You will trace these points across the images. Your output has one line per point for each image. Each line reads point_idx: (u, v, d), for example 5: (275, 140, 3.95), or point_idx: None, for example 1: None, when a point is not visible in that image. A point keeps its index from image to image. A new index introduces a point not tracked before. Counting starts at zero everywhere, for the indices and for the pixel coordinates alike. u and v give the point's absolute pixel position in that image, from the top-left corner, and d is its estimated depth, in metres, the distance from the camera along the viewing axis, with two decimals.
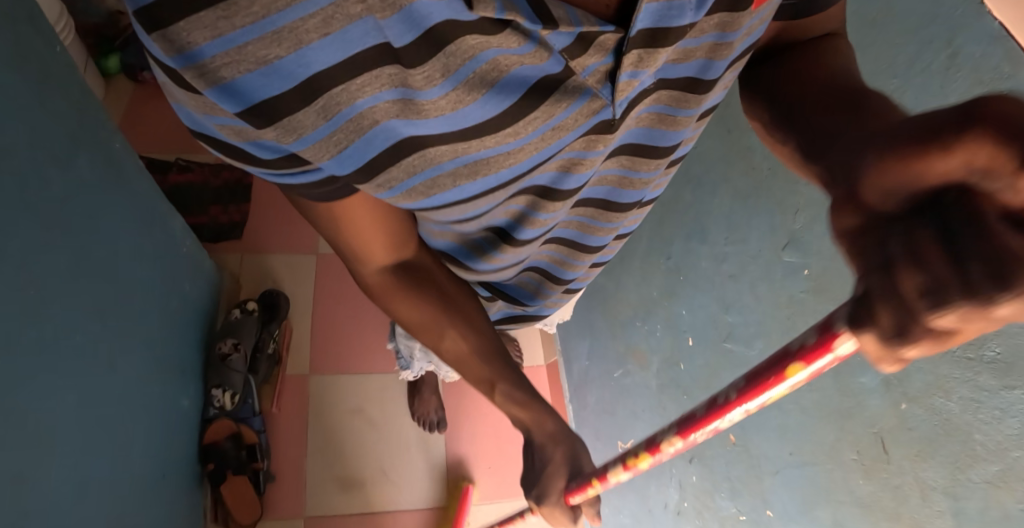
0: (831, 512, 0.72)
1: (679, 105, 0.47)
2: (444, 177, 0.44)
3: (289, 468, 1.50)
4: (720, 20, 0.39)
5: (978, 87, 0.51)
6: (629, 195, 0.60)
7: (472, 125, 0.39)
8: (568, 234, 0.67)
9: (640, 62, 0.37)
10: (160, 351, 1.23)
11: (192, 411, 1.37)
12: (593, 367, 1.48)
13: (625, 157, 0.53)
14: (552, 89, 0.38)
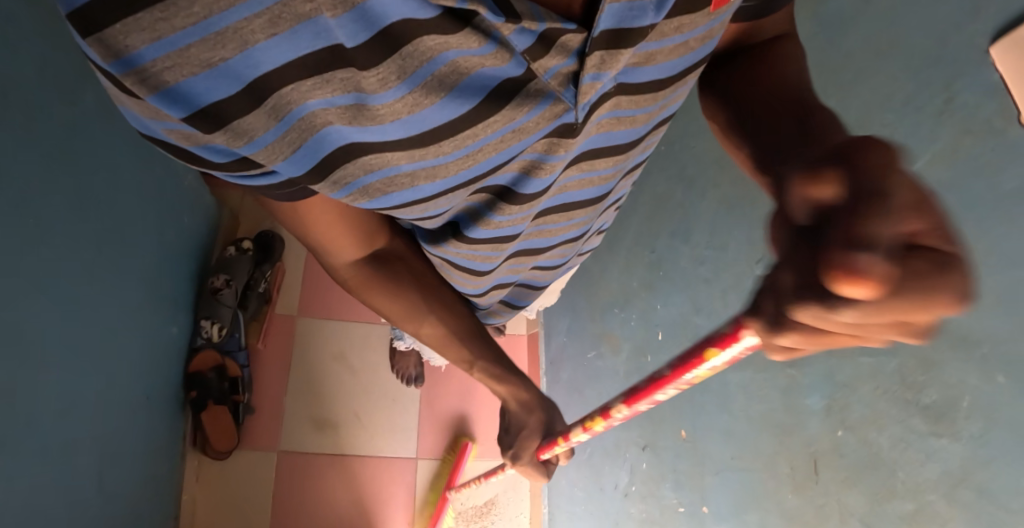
0: (760, 518, 0.76)
1: (641, 106, 0.47)
2: (400, 177, 0.44)
3: (268, 403, 1.56)
4: (678, 24, 0.39)
5: (966, 136, 0.51)
6: (593, 192, 0.60)
7: (433, 126, 0.39)
8: (529, 243, 0.68)
9: (603, 63, 0.37)
10: (154, 280, 1.27)
11: (180, 340, 1.41)
12: (570, 344, 1.51)
13: (584, 163, 0.53)
14: (514, 92, 0.38)
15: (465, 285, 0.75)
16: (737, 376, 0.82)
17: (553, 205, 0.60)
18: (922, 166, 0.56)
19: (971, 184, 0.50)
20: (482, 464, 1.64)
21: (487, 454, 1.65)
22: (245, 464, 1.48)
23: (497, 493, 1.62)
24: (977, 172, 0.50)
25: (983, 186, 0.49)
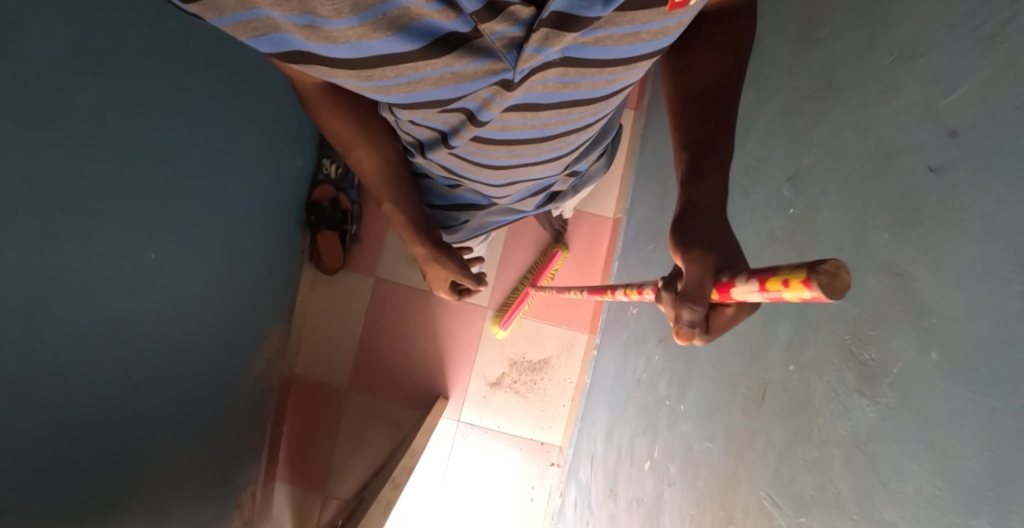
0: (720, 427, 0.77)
1: (586, 74, 0.53)
2: (356, 83, 0.51)
3: (372, 236, 1.82)
4: (631, 18, 0.45)
5: (1008, 70, 0.41)
6: (540, 135, 0.70)
7: (382, 55, 0.45)
8: (474, 155, 0.78)
9: (546, 40, 0.41)
10: (283, 119, 1.51)
11: (304, 172, 1.69)
12: (635, 233, 1.48)
13: (524, 111, 0.60)
14: (456, 44, 0.43)
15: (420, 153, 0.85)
16: None
17: (511, 141, 0.70)
18: (956, 100, 0.46)
19: (987, 133, 0.42)
20: (541, 326, 1.71)
21: (548, 319, 1.71)
22: (348, 282, 1.81)
23: (550, 355, 1.71)
24: (1002, 116, 0.40)
25: (995, 138, 0.41)
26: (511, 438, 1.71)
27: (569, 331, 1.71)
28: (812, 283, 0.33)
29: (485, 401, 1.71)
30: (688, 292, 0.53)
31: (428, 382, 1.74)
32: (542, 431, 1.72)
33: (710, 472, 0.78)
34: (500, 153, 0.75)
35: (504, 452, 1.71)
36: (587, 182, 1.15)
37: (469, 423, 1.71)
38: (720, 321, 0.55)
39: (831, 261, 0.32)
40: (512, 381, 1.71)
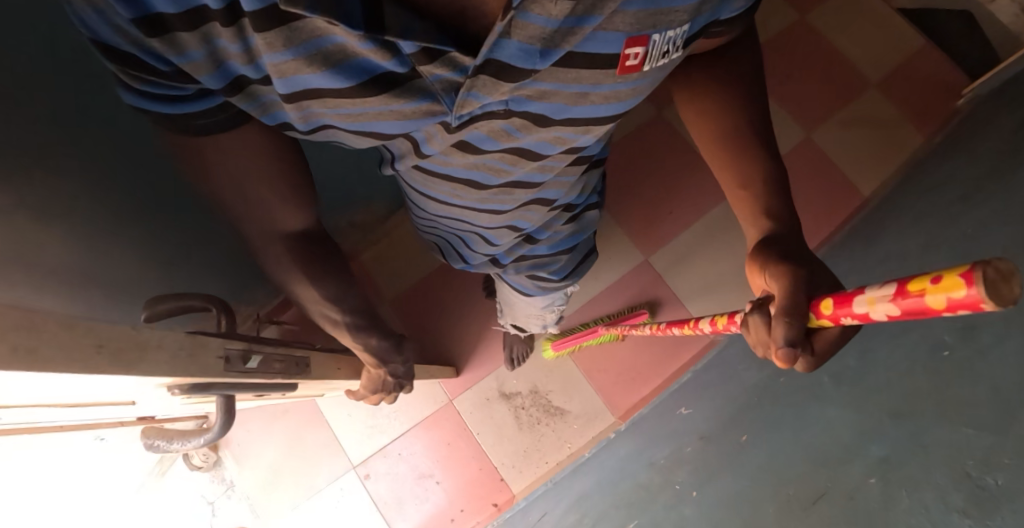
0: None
1: (528, 126, 0.51)
2: (295, 120, 0.47)
3: None
4: (577, 78, 0.45)
5: None
6: (491, 180, 0.63)
7: (320, 84, 0.41)
8: (463, 202, 0.72)
9: (483, 88, 0.40)
10: None
11: None
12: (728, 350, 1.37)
13: (462, 151, 0.55)
14: (394, 81, 0.41)
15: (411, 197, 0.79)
16: None
17: (461, 178, 0.63)
18: None
19: None
20: (582, 382, 1.56)
21: (593, 381, 1.56)
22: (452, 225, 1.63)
23: (570, 409, 1.54)
24: None
25: None
26: (481, 454, 1.52)
27: (600, 406, 1.54)
28: (977, 286, 0.28)
29: (485, 404, 1.56)
30: (784, 307, 0.51)
31: (451, 350, 1.59)
32: (511, 469, 1.50)
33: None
34: (459, 189, 0.67)
35: (466, 460, 1.52)
36: (537, 279, 1.04)
37: (456, 410, 1.56)
38: (821, 340, 0.52)
39: (1005, 263, 0.28)
40: (522, 405, 1.55)
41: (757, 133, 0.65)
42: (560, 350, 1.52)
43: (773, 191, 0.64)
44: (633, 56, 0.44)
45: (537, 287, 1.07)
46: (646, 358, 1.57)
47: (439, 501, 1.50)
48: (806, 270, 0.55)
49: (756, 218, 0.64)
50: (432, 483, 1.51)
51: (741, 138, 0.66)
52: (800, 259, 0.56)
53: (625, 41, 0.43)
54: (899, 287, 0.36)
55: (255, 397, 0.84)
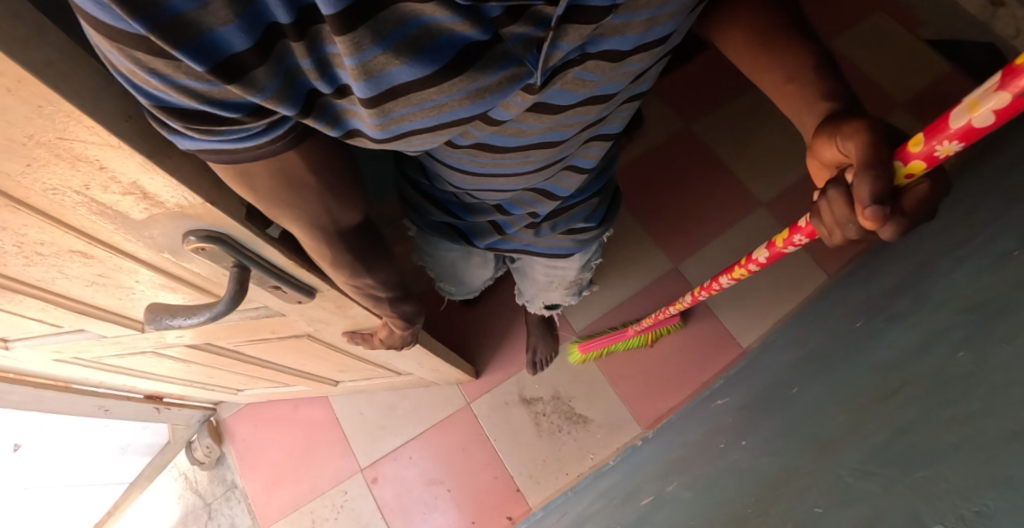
0: (825, 489, 0.56)
1: (604, 70, 0.54)
2: (370, 129, 0.46)
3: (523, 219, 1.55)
4: (644, 2, 0.46)
5: None
6: (563, 134, 0.65)
7: (403, 82, 0.40)
8: (525, 169, 0.72)
9: (566, 33, 0.41)
10: None
11: None
12: (769, 343, 1.25)
13: (540, 114, 0.58)
14: (476, 57, 0.40)
15: (456, 177, 0.77)
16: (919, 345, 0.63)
17: (535, 143, 0.65)
18: None
19: None
20: (608, 390, 1.43)
21: (619, 387, 1.43)
22: None
23: (594, 418, 1.41)
24: None
25: None
26: (496, 462, 1.40)
27: (627, 412, 1.41)
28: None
29: (504, 409, 1.45)
30: (864, 160, 0.48)
31: (472, 351, 1.51)
32: (528, 480, 1.37)
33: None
34: (525, 157, 0.68)
35: (480, 468, 1.40)
36: (573, 232, 0.99)
37: (472, 413, 1.45)
38: (910, 193, 0.49)
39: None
40: (542, 412, 1.43)
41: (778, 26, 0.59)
42: (586, 353, 1.43)
43: (823, 76, 0.58)
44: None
45: (574, 244, 1.02)
46: (681, 362, 1.44)
47: (447, 511, 1.38)
48: (876, 126, 0.50)
49: (811, 109, 0.58)
50: (441, 491, 1.40)
51: (766, 37, 0.60)
52: (865, 120, 0.52)
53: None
54: (1003, 75, 0.38)
55: (255, 314, 0.80)
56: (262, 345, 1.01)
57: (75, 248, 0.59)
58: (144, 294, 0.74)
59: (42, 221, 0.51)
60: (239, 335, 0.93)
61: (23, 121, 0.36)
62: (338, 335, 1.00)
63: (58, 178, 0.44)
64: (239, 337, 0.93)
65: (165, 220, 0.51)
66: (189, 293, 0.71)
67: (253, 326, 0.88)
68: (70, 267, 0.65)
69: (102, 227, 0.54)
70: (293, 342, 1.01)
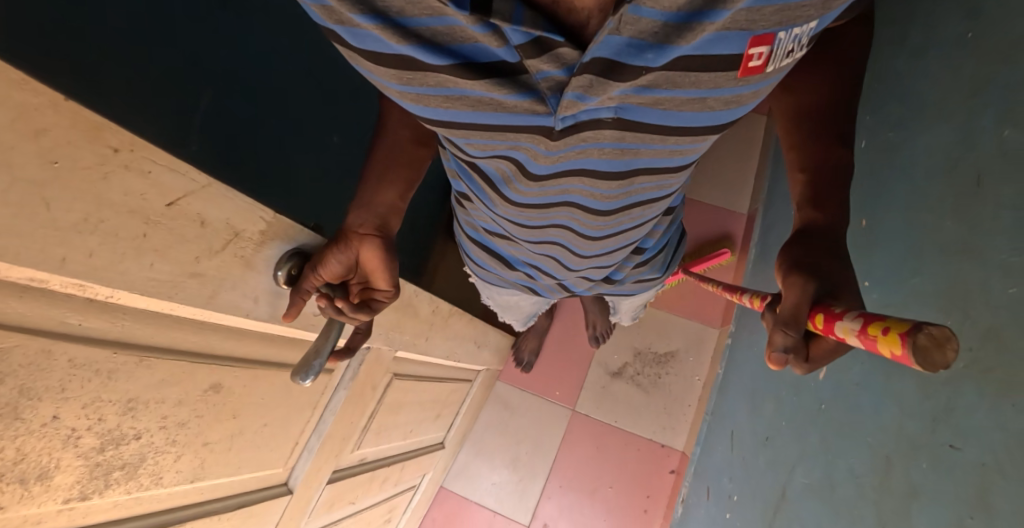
0: (903, 268, 0.61)
1: (646, 143, 0.37)
2: (399, 89, 0.36)
3: None
4: (694, 79, 0.31)
5: None
6: (602, 204, 0.48)
7: (417, 58, 0.32)
8: (567, 225, 0.54)
9: (590, 88, 0.28)
10: None
11: None
12: (772, 194, 1.32)
13: (588, 178, 0.42)
14: (494, 74, 0.30)
15: (512, 227, 0.60)
16: (911, 105, 0.69)
17: (563, 203, 0.49)
18: None
19: None
20: (672, 318, 1.49)
21: (679, 310, 1.50)
22: None
23: (678, 348, 1.48)
24: None
25: None
26: (633, 437, 1.43)
27: (700, 326, 1.48)
28: (908, 354, 0.26)
29: (603, 392, 1.47)
30: (783, 313, 0.36)
31: (541, 367, 1.50)
32: (665, 432, 1.43)
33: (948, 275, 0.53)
34: (565, 215, 0.51)
35: (621, 452, 1.42)
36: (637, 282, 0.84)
37: (584, 416, 1.45)
38: (824, 347, 0.37)
39: (938, 327, 0.26)
40: (635, 373, 1.47)
41: (851, 108, 0.41)
42: None
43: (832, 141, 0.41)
44: (758, 57, 0.29)
45: (645, 285, 0.83)
46: None
47: (623, 505, 1.38)
48: (824, 279, 0.37)
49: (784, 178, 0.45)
50: (643, 517, 1.37)
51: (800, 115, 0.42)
52: (823, 271, 0.37)
53: (747, 41, 0.28)
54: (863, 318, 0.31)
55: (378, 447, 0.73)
56: (393, 482, 0.90)
57: (234, 468, 0.42)
58: (293, 508, 0.55)
59: (211, 484, 0.40)
60: (373, 496, 0.82)
61: (157, 210, 0.26)
62: (430, 401, 0.92)
63: (205, 318, 0.33)
64: (376, 484, 0.80)
65: (296, 339, 0.44)
66: (328, 448, 0.57)
67: (381, 472, 0.80)
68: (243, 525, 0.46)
69: (257, 456, 0.45)
70: (407, 445, 0.91)
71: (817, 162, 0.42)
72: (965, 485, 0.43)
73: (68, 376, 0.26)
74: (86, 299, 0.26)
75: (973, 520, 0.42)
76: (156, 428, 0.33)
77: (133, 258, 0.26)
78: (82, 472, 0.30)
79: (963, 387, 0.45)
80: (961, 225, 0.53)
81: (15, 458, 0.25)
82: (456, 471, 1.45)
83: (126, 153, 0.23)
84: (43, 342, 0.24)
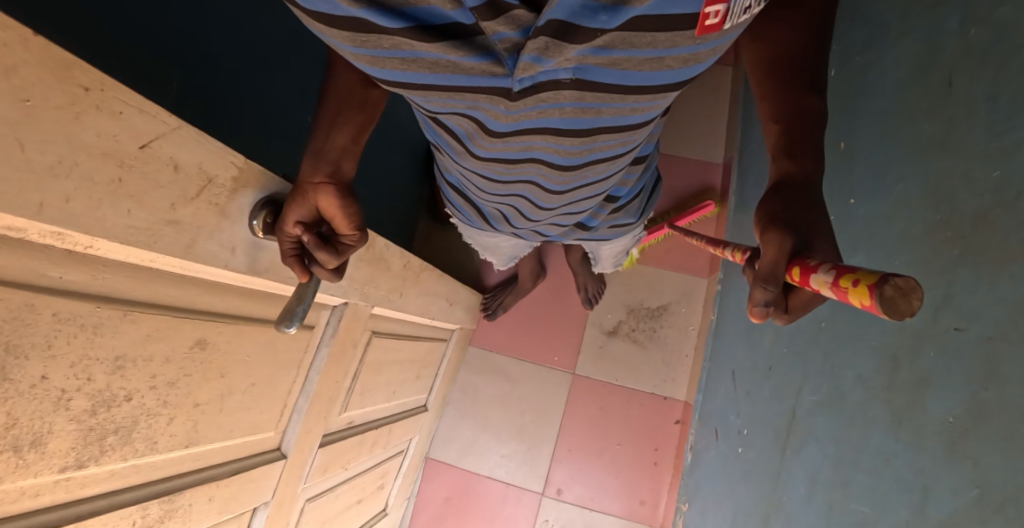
0: (862, 177, 0.61)
1: (607, 100, 0.37)
2: (353, 51, 0.34)
3: None
4: (650, 39, 0.30)
5: None
6: (564, 160, 0.48)
7: (372, 21, 0.30)
8: (528, 180, 0.54)
9: (545, 51, 0.28)
10: None
11: None
12: (744, 136, 1.32)
13: (550, 136, 0.42)
14: (451, 33, 0.30)
15: (479, 181, 0.60)
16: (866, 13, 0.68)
17: (526, 160, 0.48)
18: None
19: None
20: (659, 274, 1.50)
21: (665, 264, 1.51)
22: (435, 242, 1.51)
23: (669, 301, 1.49)
24: None
25: None
26: (634, 393, 1.45)
27: (688, 277, 1.50)
28: (874, 303, 0.24)
29: (601, 352, 1.48)
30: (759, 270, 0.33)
31: (535, 335, 1.51)
32: (666, 384, 1.45)
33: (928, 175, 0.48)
34: (532, 170, 0.51)
35: (624, 408, 1.44)
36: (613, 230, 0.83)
37: (585, 378, 1.47)
38: (803, 299, 0.34)
39: (904, 277, 0.24)
40: (630, 330, 1.49)
41: (823, 50, 0.37)
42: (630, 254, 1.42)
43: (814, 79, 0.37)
44: (715, 15, 0.28)
45: (620, 231, 0.83)
46: None
47: (630, 459, 1.41)
48: (797, 222, 0.34)
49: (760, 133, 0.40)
50: (653, 470, 1.40)
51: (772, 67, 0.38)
52: (800, 225, 0.34)
53: (703, 0, 0.27)
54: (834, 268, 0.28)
55: (364, 410, 0.74)
56: (381, 448, 0.90)
57: (226, 431, 0.42)
58: (289, 472, 0.55)
59: (206, 449, 0.40)
60: (364, 462, 0.83)
61: (131, 153, 0.25)
62: (410, 361, 0.92)
63: (184, 270, 0.32)
64: (366, 448, 0.80)
65: (278, 293, 0.44)
66: (317, 410, 0.57)
67: (370, 437, 0.80)
68: (243, 491, 0.46)
69: (246, 418, 0.44)
70: (391, 408, 0.91)
71: (789, 112, 0.37)
72: (972, 361, 0.38)
73: (54, 330, 0.25)
74: (66, 251, 0.25)
75: (988, 393, 0.36)
76: (146, 389, 0.32)
77: (109, 202, 0.25)
78: (76, 438, 0.28)
79: (954, 276, 0.42)
80: (935, 124, 0.49)
81: (7, 422, 0.24)
82: (460, 445, 1.47)
83: (97, 93, 0.23)
84: (25, 296, 0.23)
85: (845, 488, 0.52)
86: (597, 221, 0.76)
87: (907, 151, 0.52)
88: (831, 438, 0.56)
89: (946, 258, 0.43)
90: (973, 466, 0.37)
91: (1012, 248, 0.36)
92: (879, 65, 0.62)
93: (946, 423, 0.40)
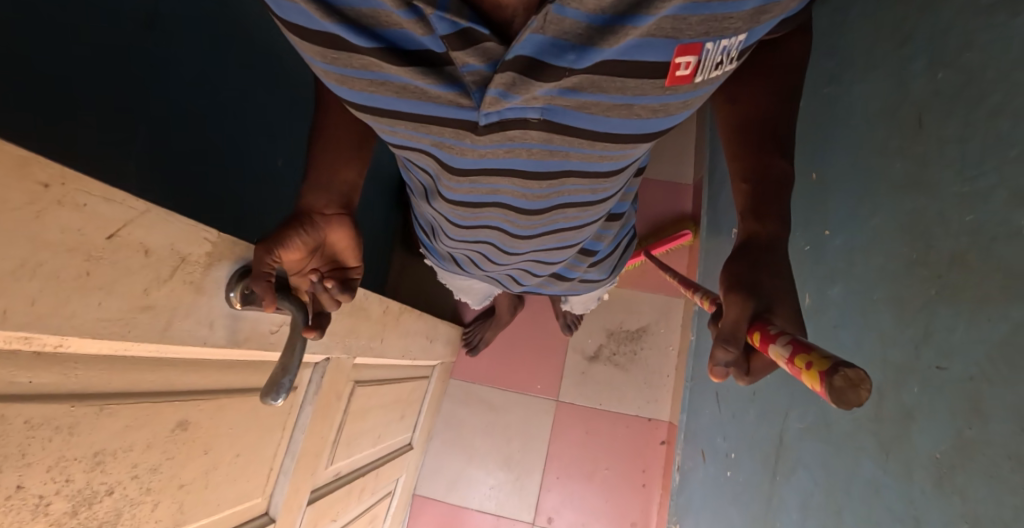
0: (836, 209, 0.63)
1: (575, 145, 0.38)
2: (326, 68, 0.35)
3: None
4: (620, 85, 0.31)
5: None
6: (529, 204, 0.49)
7: (343, 37, 0.31)
8: (492, 224, 0.55)
9: (512, 86, 0.28)
10: None
11: None
12: (714, 160, 1.36)
13: (516, 178, 0.43)
14: (420, 60, 0.30)
15: (451, 227, 0.60)
16: (826, 51, 0.72)
17: (491, 203, 0.49)
18: None
19: None
20: (638, 296, 1.53)
21: (643, 286, 1.53)
22: (412, 273, 1.50)
23: (648, 322, 1.51)
24: None
25: None
26: (619, 415, 1.46)
27: (665, 298, 1.52)
28: (824, 390, 0.27)
29: (584, 377, 1.48)
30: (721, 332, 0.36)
31: (518, 363, 1.51)
32: (650, 405, 1.46)
33: (903, 210, 0.51)
34: (495, 215, 0.52)
35: (610, 431, 1.45)
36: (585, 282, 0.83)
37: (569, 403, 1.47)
38: (763, 362, 0.36)
39: (854, 368, 0.26)
40: (611, 353, 1.50)
41: (790, 116, 0.42)
42: None
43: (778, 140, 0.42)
44: (686, 66, 0.30)
45: (590, 285, 0.85)
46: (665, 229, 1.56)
47: (620, 483, 1.41)
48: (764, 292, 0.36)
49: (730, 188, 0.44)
50: (642, 490, 1.40)
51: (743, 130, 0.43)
52: (763, 290, 0.37)
53: (674, 49, 0.29)
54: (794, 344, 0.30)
55: (350, 459, 0.72)
56: (367, 495, 0.88)
57: (213, 506, 0.41)
58: None
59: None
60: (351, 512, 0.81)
61: (98, 244, 0.25)
62: (394, 403, 0.90)
63: (161, 353, 0.32)
64: (355, 496, 0.78)
65: (256, 360, 0.43)
66: (304, 469, 0.56)
67: (357, 486, 0.78)
68: None
69: (232, 489, 0.43)
70: (377, 453, 0.89)
71: (758, 173, 0.42)
72: (954, 400, 0.40)
73: (27, 439, 0.24)
74: (34, 353, 0.24)
75: (972, 431, 0.38)
76: (128, 479, 0.31)
77: (73, 297, 0.24)
78: None
79: (934, 312, 0.44)
80: (907, 161, 0.51)
81: None
82: (449, 480, 1.44)
83: (57, 188, 0.22)
84: None
85: (837, 514, 0.53)
86: (575, 273, 0.77)
87: (880, 188, 0.55)
88: (821, 465, 0.57)
89: (925, 295, 0.46)
90: (961, 501, 0.38)
91: (990, 291, 0.39)
92: (846, 99, 0.65)
93: (934, 458, 0.42)
